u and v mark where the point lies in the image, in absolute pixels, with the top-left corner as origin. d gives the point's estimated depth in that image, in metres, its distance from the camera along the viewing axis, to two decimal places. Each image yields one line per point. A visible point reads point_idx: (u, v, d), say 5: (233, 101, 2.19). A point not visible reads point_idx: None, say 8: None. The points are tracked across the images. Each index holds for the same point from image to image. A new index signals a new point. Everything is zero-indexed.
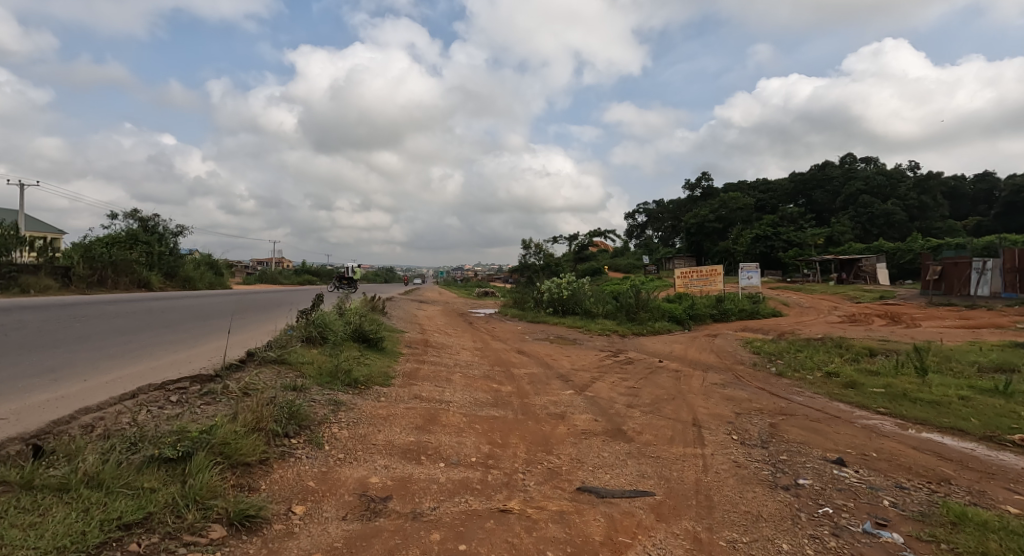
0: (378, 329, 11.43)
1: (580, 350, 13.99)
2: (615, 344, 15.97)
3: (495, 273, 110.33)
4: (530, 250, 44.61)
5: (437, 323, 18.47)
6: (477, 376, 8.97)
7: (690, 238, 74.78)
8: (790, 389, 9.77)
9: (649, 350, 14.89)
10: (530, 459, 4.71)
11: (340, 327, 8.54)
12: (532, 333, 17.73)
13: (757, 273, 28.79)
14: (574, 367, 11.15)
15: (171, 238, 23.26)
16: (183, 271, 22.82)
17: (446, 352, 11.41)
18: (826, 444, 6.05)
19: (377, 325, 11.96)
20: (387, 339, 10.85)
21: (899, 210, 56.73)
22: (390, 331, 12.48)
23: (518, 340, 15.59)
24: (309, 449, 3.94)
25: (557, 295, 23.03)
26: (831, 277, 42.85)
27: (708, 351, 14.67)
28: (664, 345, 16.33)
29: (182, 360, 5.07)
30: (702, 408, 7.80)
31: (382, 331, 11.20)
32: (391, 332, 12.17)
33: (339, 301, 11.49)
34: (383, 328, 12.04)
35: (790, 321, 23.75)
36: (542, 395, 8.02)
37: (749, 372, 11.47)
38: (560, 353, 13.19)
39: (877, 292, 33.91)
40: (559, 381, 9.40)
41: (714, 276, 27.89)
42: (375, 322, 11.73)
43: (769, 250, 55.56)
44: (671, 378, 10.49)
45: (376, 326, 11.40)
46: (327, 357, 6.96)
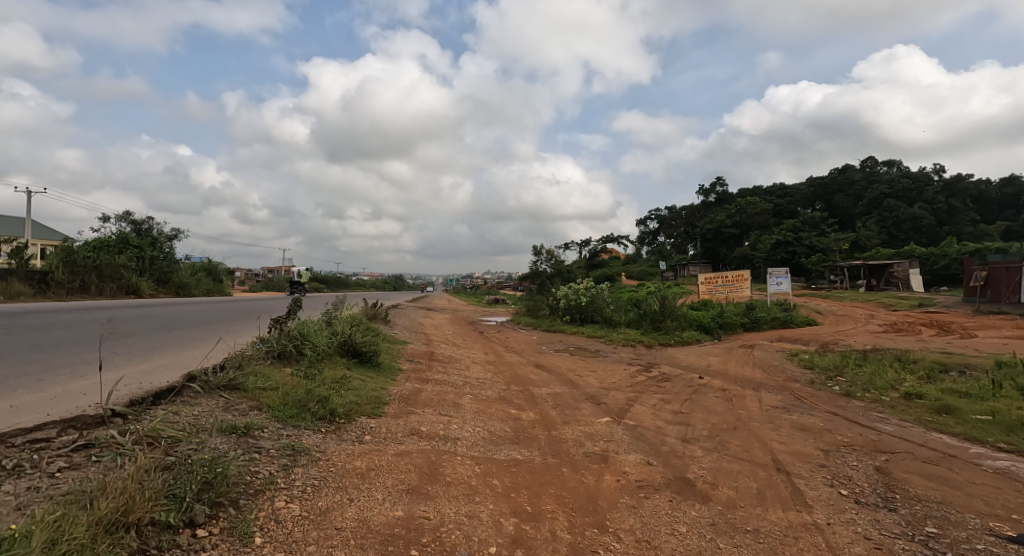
0: (376, 340, 9.91)
1: (605, 364, 12.34)
2: (643, 356, 14.31)
3: (505, 281, 109.02)
4: (542, 256, 43.05)
5: (445, 332, 16.92)
6: (491, 399, 7.41)
7: (706, 244, 72.82)
8: (869, 415, 8.05)
9: (683, 364, 13.20)
10: (576, 546, 3.13)
11: (326, 339, 7.03)
12: (550, 344, 16.13)
13: (786, 279, 26.97)
14: (602, 385, 9.54)
15: (166, 242, 22.02)
16: (177, 277, 21.58)
17: (454, 367, 9.87)
18: (976, 505, 4.37)
19: (375, 335, 10.43)
20: (385, 352, 9.32)
21: (926, 214, 54.44)
22: (389, 342, 10.95)
23: (534, 352, 13.99)
24: (224, 551, 2.40)
25: (575, 302, 21.43)
26: (860, 284, 40.76)
27: (751, 365, 12.97)
28: (698, 357, 14.63)
29: (70, 394, 3.64)
30: (775, 443, 6.15)
31: (380, 343, 9.68)
32: (391, 344, 10.65)
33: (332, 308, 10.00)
34: (382, 339, 10.51)
35: (828, 330, 21.91)
36: (572, 425, 6.43)
37: (809, 391, 9.74)
38: (584, 368, 11.56)
39: (914, 299, 31.85)
40: (589, 405, 7.80)
41: (741, 281, 26.17)
42: (372, 332, 10.21)
43: (791, 256, 53.53)
44: (720, 399, 8.83)
45: (374, 337, 9.88)
46: (301, 379, 5.43)
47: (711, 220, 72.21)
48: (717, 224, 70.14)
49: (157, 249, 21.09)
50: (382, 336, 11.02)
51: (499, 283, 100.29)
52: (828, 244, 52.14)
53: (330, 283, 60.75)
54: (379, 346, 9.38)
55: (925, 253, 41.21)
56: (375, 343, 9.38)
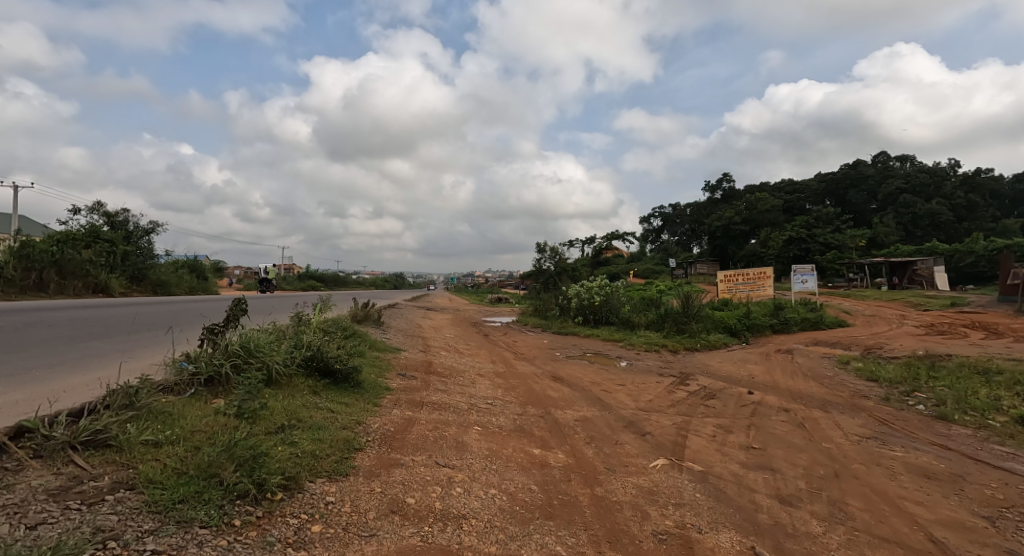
0: (360, 350, 8.11)
1: (632, 375, 10.55)
2: (671, 364, 12.55)
3: (506, 281, 107.41)
4: (546, 254, 41.37)
5: (446, 335, 15.11)
6: (507, 432, 5.64)
7: (715, 241, 71.08)
8: (991, 449, 6.26)
9: (720, 374, 11.41)
10: None
11: (284, 353, 5.23)
12: (563, 349, 14.39)
13: (812, 276, 25.21)
14: (638, 406, 7.74)
15: (143, 236, 20.28)
16: (154, 274, 19.88)
17: (455, 382, 8.07)
18: None
19: (359, 344, 8.63)
20: (371, 365, 7.51)
21: (944, 210, 52.64)
22: (377, 349, 9.15)
23: (548, 359, 12.22)
24: None
25: (587, 301, 19.63)
26: (881, 282, 38.95)
27: (800, 376, 11.19)
28: (733, 364, 12.84)
29: None
30: (911, 505, 4.35)
31: (364, 355, 7.88)
32: (378, 353, 8.86)
33: (310, 311, 8.21)
34: (367, 347, 8.71)
35: (864, 332, 20.12)
36: (619, 475, 4.64)
37: (892, 413, 7.94)
38: (610, 381, 9.75)
39: (944, 299, 30.03)
40: (631, 437, 6.00)
41: (764, 279, 24.36)
42: (357, 340, 8.45)
43: (803, 253, 51.76)
44: (789, 426, 7.02)
45: (356, 346, 8.08)
46: (227, 422, 3.64)
47: (719, 217, 70.34)
48: (726, 221, 68.27)
49: (132, 244, 19.38)
50: (369, 343, 9.23)
51: (502, 282, 98.56)
52: (844, 241, 50.32)
53: (329, 281, 59.00)
54: (363, 358, 7.58)
55: (949, 250, 39.44)
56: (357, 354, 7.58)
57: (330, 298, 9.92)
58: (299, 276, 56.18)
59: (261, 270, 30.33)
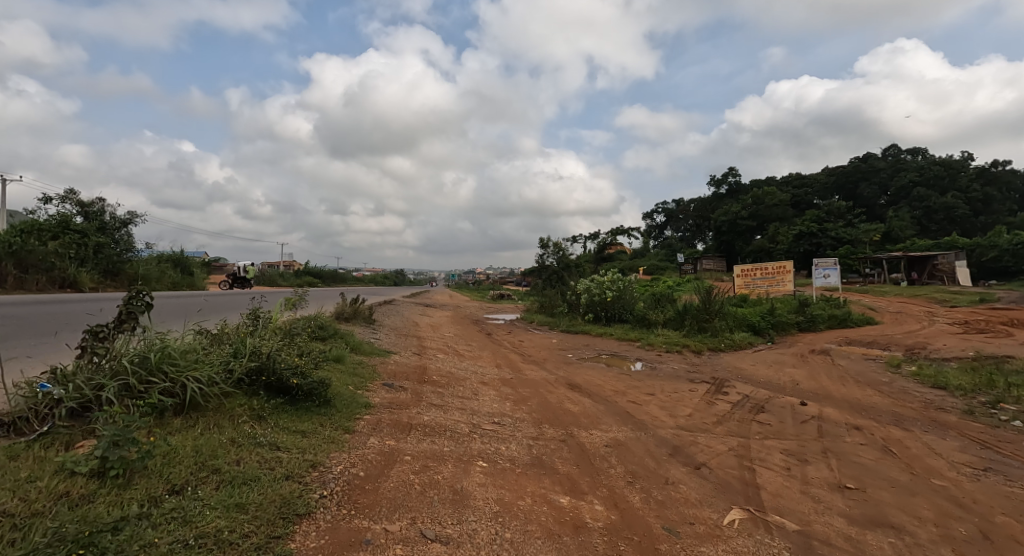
0: (333, 356, 6.65)
1: (660, 381, 9.10)
2: (699, 368, 11.11)
3: (507, 278, 105.72)
4: (549, 249, 40.00)
5: (445, 335, 13.66)
6: (521, 470, 4.21)
7: (721, 237, 69.60)
8: None
9: (758, 379, 9.95)
10: None
11: (215, 364, 3.81)
12: (575, 350, 12.98)
13: (834, 271, 23.79)
14: (678, 425, 6.31)
15: (119, 228, 18.85)
16: (131, 268, 18.47)
17: (454, 393, 6.63)
18: None
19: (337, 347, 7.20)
20: (348, 375, 6.09)
21: (960, 203, 51.25)
22: (359, 352, 7.69)
23: (560, 363, 10.77)
24: None
25: (598, 297, 18.10)
26: (900, 277, 37.51)
27: (851, 381, 9.73)
28: (768, 368, 11.39)
29: None
30: None
31: (337, 363, 6.44)
32: (360, 358, 7.39)
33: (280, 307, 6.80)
34: (346, 351, 7.26)
35: (896, 331, 18.68)
36: (685, 545, 3.21)
37: (988, 432, 6.49)
38: (636, 390, 8.29)
39: (971, 295, 28.55)
40: (682, 472, 4.58)
41: (784, 273, 22.70)
42: (331, 346, 7.02)
43: (815, 248, 50.31)
44: (873, 451, 5.57)
45: (329, 351, 6.62)
46: (65, 499, 2.26)
47: (726, 212, 68.79)
48: (733, 216, 66.68)
49: (107, 235, 17.96)
50: (349, 346, 7.77)
51: (505, 279, 97.00)
52: (856, 235, 48.86)
53: (326, 277, 57.57)
54: (336, 368, 6.15)
55: (970, 245, 38.09)
56: (327, 363, 6.15)
57: (306, 293, 8.50)
58: (296, 272, 54.67)
59: (242, 267, 28.70)
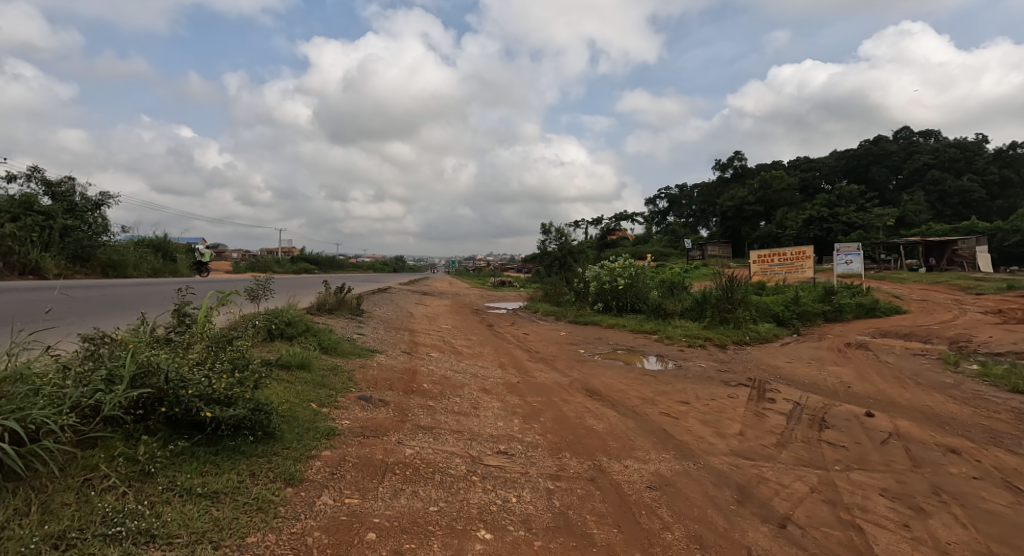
0: (291, 364, 5.29)
1: (691, 385, 7.77)
2: (730, 366, 9.82)
3: (506, 264, 104.36)
4: (552, 234, 38.72)
5: (442, 328, 12.35)
6: (542, 546, 2.87)
7: (727, 223, 68.16)
8: None
9: (802, 380, 8.62)
10: None
11: (73, 398, 2.55)
12: (586, 344, 11.68)
13: (857, 257, 22.50)
14: (732, 450, 4.95)
15: (91, 210, 17.54)
16: (104, 254, 17.23)
17: (448, 408, 5.29)
18: None
19: (300, 351, 5.81)
20: (305, 391, 4.72)
21: (976, 187, 50.28)
22: (331, 356, 6.28)
23: (572, 361, 9.45)
24: None
25: (609, 285, 16.74)
26: (917, 264, 36.24)
27: (910, 382, 8.43)
28: (807, 365, 10.07)
29: None
30: None
31: (297, 375, 5.07)
32: (329, 361, 5.99)
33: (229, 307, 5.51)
34: (312, 354, 5.87)
35: (929, 320, 17.38)
36: None
37: None
38: (666, 398, 6.94)
39: (997, 281, 27.25)
40: (766, 537, 3.26)
41: (803, 259, 21.32)
42: (297, 351, 5.68)
43: (825, 233, 48.88)
44: (998, 489, 4.24)
45: (285, 359, 5.26)
46: None
47: (732, 197, 67.23)
48: (740, 201, 65.08)
49: (77, 218, 16.68)
50: (319, 346, 6.40)
51: (506, 266, 95.66)
52: (869, 220, 47.42)
53: (323, 264, 56.27)
54: (291, 383, 4.77)
55: (991, 229, 37.14)
56: (279, 378, 4.78)
57: (273, 283, 7.17)
58: (292, 259, 53.36)
59: None
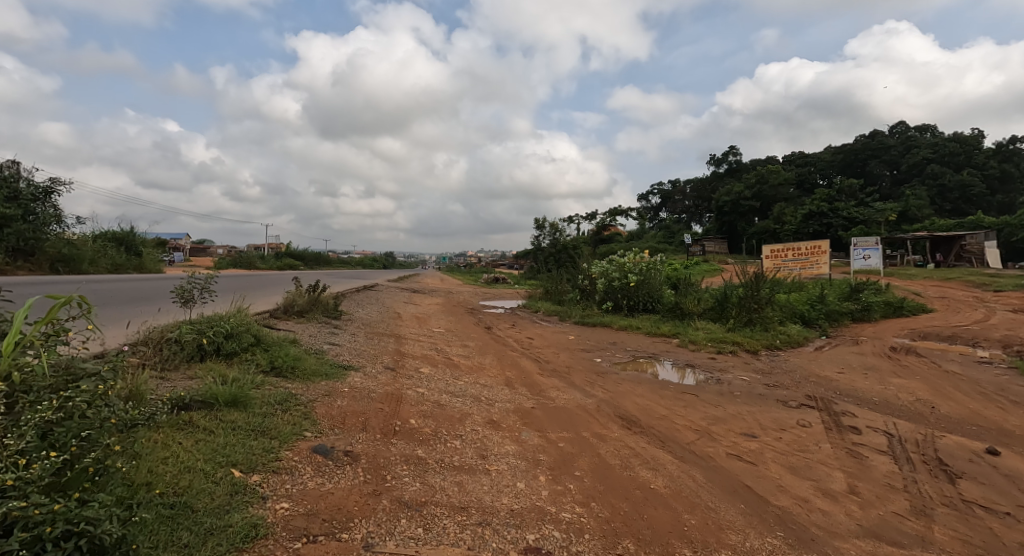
0: (214, 402, 3.62)
1: (746, 408, 6.21)
2: (775, 378, 8.32)
3: (496, 260, 102.84)
4: (544, 229, 37.29)
5: (434, 332, 10.70)
6: None
7: (723, 218, 67.05)
8: None
9: (873, 398, 7.10)
10: None
11: None
12: (601, 351, 10.15)
13: (874, 251, 21.23)
14: (862, 527, 3.40)
15: (40, 198, 15.74)
16: (52, 247, 15.54)
17: (446, 463, 3.72)
18: None
19: (235, 379, 4.15)
20: (219, 448, 3.08)
21: (976, 181, 49.76)
22: (281, 381, 4.63)
23: (590, 374, 7.87)
24: None
25: (618, 282, 15.18)
26: (923, 260, 35.30)
27: (1002, 400, 6.99)
28: (863, 375, 8.58)
29: None
30: None
31: (218, 420, 3.42)
32: (277, 389, 4.33)
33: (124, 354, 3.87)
34: (249, 382, 4.21)
35: (963, 320, 16.07)
36: None
37: None
38: (725, 428, 5.37)
39: (1012, 278, 26.23)
40: None
41: (820, 254, 19.98)
42: (229, 381, 4.02)
43: (825, 229, 47.86)
44: None
45: (205, 394, 3.61)
46: None
47: (728, 192, 66.07)
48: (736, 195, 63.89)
49: (20, 207, 14.88)
50: (257, 367, 4.67)
51: (498, 262, 94.04)
52: (870, 215, 46.38)
53: (308, 260, 54.33)
54: (202, 438, 3.12)
55: (998, 223, 36.33)
56: (182, 432, 3.15)
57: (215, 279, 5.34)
58: (275, 255, 51.39)
59: None
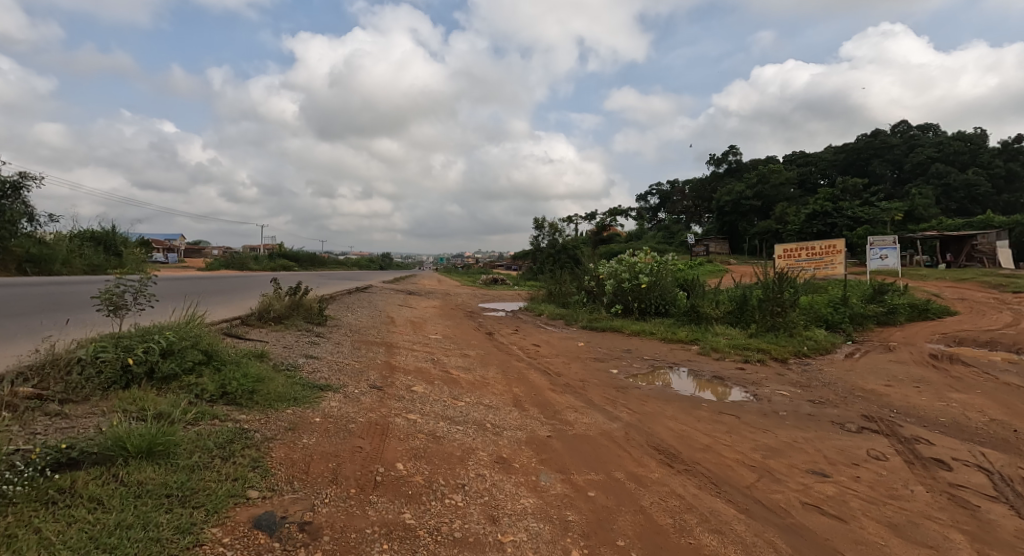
0: (119, 454, 2.61)
1: (802, 434, 5.20)
2: (818, 393, 7.33)
3: (494, 261, 101.80)
4: (544, 229, 36.37)
5: (430, 339, 9.67)
6: None
7: (724, 219, 66.24)
8: None
9: (941, 419, 6.12)
10: None
11: None
12: (615, 361, 9.15)
13: (891, 251, 20.30)
14: None
15: (9, 194, 14.79)
16: (20, 246, 14.61)
17: (444, 536, 2.70)
18: None
19: (161, 418, 3.12)
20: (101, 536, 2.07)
21: (982, 180, 49.04)
22: (231, 413, 3.59)
23: (609, 390, 6.84)
24: None
25: (628, 283, 14.19)
26: (933, 260, 34.45)
27: None
28: (915, 388, 7.59)
29: None
30: None
31: (116, 484, 2.41)
32: (220, 426, 3.27)
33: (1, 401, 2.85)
34: (181, 418, 3.18)
35: (993, 323, 15.14)
36: None
37: None
38: (787, 464, 4.36)
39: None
40: None
41: (835, 254, 19.05)
42: (150, 419, 2.98)
43: (829, 229, 47.00)
44: None
45: (105, 443, 2.60)
46: None
47: (729, 192, 65.27)
48: (737, 195, 62.94)
49: None
50: (192, 395, 3.59)
51: (495, 264, 93.07)
52: (875, 215, 45.57)
53: (303, 261, 53.25)
54: (78, 520, 2.16)
55: (1009, 222, 35.50)
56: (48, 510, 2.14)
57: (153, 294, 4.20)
58: (268, 256, 50.23)
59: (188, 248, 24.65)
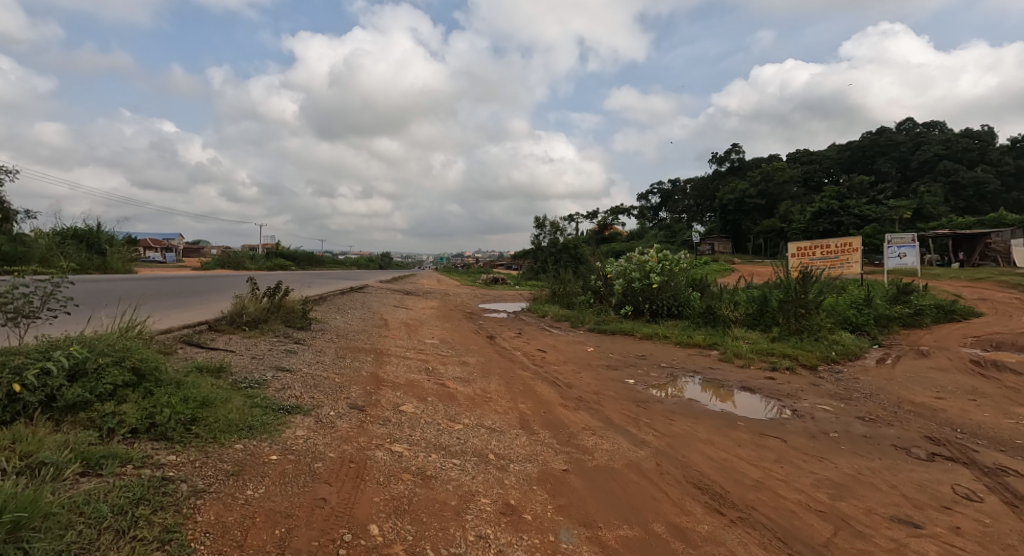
0: None
1: (870, 466, 4.32)
2: (864, 407, 6.47)
3: (493, 261, 101.06)
4: (544, 228, 35.53)
5: (425, 344, 8.81)
6: None
7: (727, 217, 65.34)
8: None
9: (1017, 441, 5.25)
10: None
11: None
12: (629, 369, 8.29)
13: (908, 250, 19.44)
14: None
15: None
16: None
17: None
18: None
19: (39, 471, 2.30)
20: None
21: (991, 178, 48.20)
22: (151, 455, 2.74)
23: (628, 406, 5.96)
24: None
25: (638, 283, 13.33)
26: (945, 259, 33.59)
27: None
28: (971, 402, 6.73)
29: None
30: None
31: None
32: (124, 478, 2.44)
33: None
34: (67, 470, 2.35)
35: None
36: None
37: None
38: (864, 508, 3.50)
39: None
40: None
41: (852, 252, 18.19)
42: (16, 483, 2.11)
43: (836, 227, 46.10)
44: None
45: None
46: None
47: (732, 191, 64.42)
48: (740, 193, 62.10)
49: None
50: (97, 434, 2.75)
51: (495, 263, 92.24)
52: (883, 213, 44.68)
53: (300, 261, 52.44)
54: None
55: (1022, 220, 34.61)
56: None
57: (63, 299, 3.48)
58: (264, 255, 49.38)
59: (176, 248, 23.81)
